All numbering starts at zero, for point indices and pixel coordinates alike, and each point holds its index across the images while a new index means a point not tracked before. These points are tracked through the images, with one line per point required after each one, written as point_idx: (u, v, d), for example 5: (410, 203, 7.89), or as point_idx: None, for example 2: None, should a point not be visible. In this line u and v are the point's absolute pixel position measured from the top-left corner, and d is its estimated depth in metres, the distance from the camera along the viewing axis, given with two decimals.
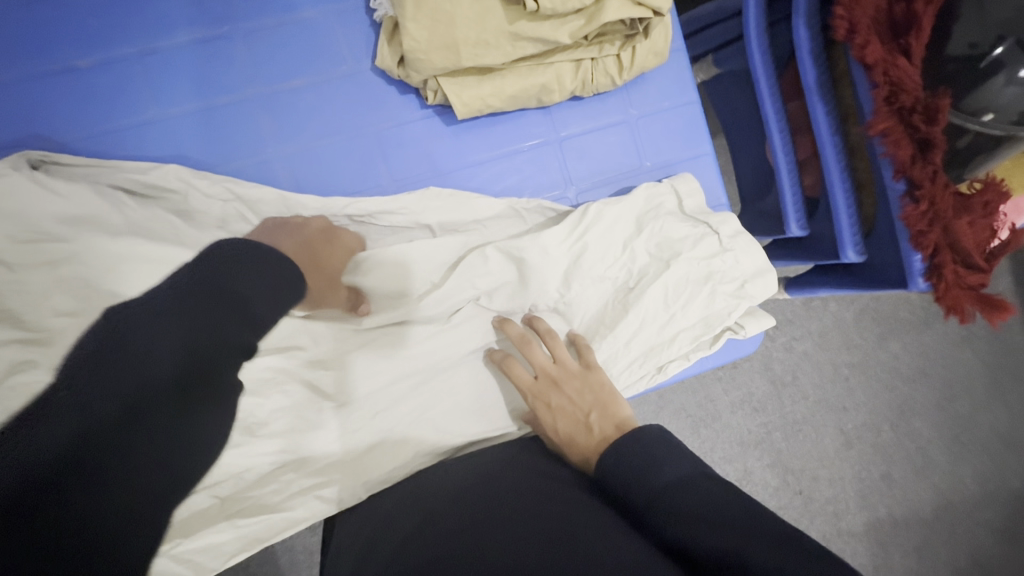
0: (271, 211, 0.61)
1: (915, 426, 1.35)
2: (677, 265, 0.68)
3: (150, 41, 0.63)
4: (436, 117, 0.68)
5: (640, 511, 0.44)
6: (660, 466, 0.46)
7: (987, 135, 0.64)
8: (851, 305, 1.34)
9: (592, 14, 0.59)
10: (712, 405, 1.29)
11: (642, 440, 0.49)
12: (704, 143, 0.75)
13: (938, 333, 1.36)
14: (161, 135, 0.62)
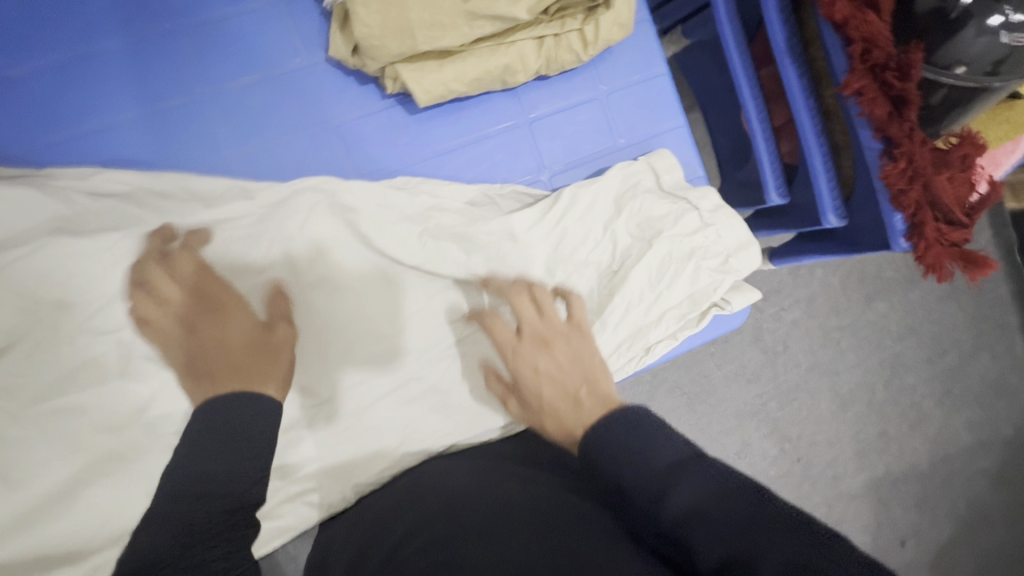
0: (230, 218, 0.59)
1: (907, 384, 1.36)
2: (660, 245, 0.66)
3: (87, 45, 0.59)
4: (399, 107, 0.66)
5: (630, 499, 0.42)
6: (649, 451, 0.43)
7: (961, 87, 0.62)
8: (836, 270, 1.34)
9: None
10: (707, 380, 1.28)
11: (626, 420, 0.46)
12: (678, 115, 0.73)
13: (923, 290, 1.36)
14: (111, 145, 0.59)
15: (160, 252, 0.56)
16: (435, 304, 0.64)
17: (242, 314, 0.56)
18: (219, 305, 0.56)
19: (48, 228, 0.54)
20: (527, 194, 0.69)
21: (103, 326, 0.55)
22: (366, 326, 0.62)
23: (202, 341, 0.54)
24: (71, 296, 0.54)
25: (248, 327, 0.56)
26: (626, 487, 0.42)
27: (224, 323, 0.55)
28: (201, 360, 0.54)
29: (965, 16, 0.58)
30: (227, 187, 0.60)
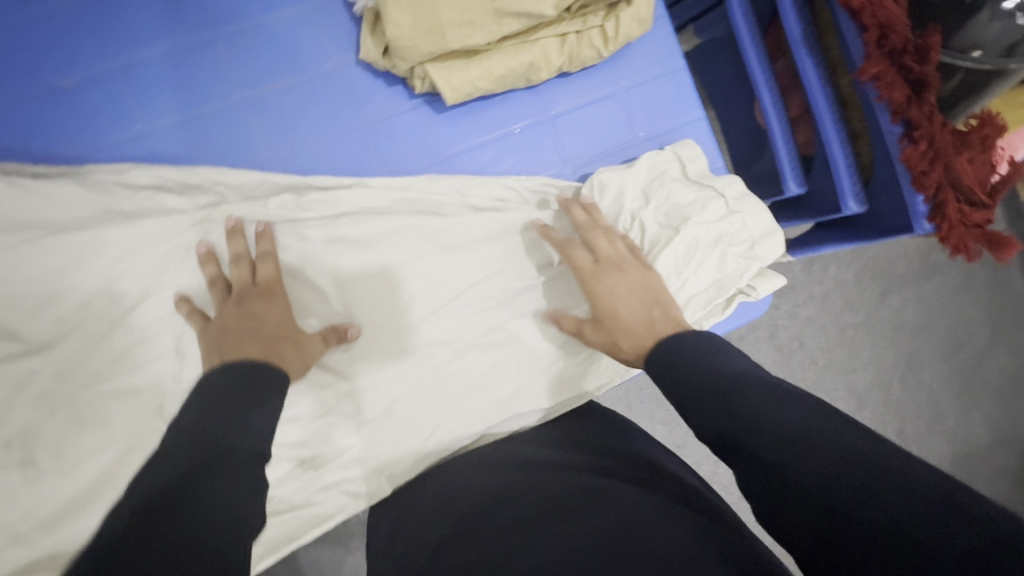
0: (267, 217, 0.62)
1: (926, 380, 1.35)
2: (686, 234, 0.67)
3: (131, 53, 0.62)
4: (426, 106, 0.68)
5: (685, 398, 0.46)
6: (710, 361, 0.47)
7: (979, 71, 0.63)
8: (851, 265, 1.34)
9: None
10: None
11: (690, 340, 0.51)
12: (696, 108, 0.75)
13: (940, 284, 1.36)
14: (153, 148, 0.62)
15: (213, 256, 0.58)
16: (460, 297, 0.66)
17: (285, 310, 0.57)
18: (267, 289, 0.58)
19: (98, 225, 0.57)
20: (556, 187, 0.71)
21: (149, 318, 0.58)
22: (395, 319, 0.64)
23: (247, 323, 0.54)
24: (119, 289, 0.58)
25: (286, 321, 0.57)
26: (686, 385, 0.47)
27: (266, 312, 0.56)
28: (245, 328, 0.54)
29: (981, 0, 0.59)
30: (262, 185, 0.63)
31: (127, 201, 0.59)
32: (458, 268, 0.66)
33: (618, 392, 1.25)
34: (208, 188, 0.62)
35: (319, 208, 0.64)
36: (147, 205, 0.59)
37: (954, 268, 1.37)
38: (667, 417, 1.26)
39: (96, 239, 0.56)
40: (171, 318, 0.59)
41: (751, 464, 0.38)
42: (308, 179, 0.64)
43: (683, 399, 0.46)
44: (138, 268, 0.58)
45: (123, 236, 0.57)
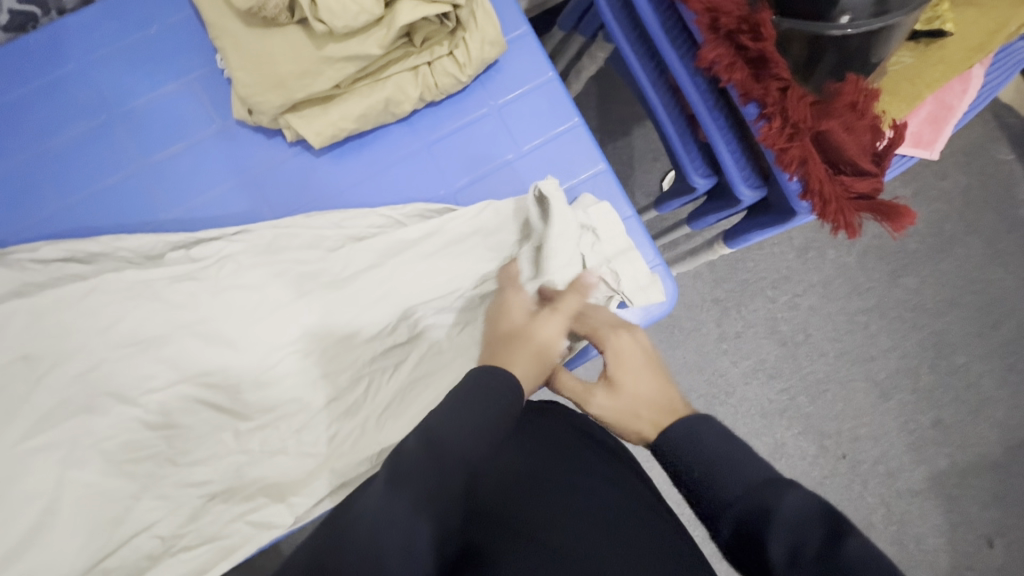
0: (160, 271, 0.67)
1: (959, 362, 1.21)
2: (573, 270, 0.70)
3: (42, 143, 0.70)
4: (305, 152, 0.72)
5: (714, 515, 0.44)
6: (740, 468, 0.44)
7: (858, 36, 0.59)
8: (852, 248, 1.24)
9: (390, 22, 0.60)
10: (723, 379, 1.19)
11: (678, 436, 0.48)
12: (573, 114, 0.75)
13: (958, 257, 1.23)
14: (66, 224, 0.69)
15: (201, 331, 0.67)
16: (352, 326, 0.69)
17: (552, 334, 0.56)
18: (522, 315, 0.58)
19: (9, 297, 0.64)
20: (446, 211, 0.71)
21: (65, 375, 0.64)
22: (294, 353, 0.68)
23: (506, 329, 0.57)
24: (37, 353, 0.64)
25: (550, 345, 0.56)
26: (716, 501, 0.44)
27: (544, 329, 0.56)
28: (502, 327, 0.58)
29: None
30: (158, 243, 0.69)
31: (39, 273, 0.66)
32: (347, 300, 0.68)
33: None
34: (110, 249, 0.68)
35: (206, 254, 0.68)
36: (56, 274, 0.66)
37: (973, 239, 1.24)
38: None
39: (10, 309, 0.64)
40: (84, 374, 0.65)
41: None
42: (199, 234, 0.69)
43: (714, 519, 0.44)
44: (56, 332, 0.65)
45: (34, 303, 0.64)
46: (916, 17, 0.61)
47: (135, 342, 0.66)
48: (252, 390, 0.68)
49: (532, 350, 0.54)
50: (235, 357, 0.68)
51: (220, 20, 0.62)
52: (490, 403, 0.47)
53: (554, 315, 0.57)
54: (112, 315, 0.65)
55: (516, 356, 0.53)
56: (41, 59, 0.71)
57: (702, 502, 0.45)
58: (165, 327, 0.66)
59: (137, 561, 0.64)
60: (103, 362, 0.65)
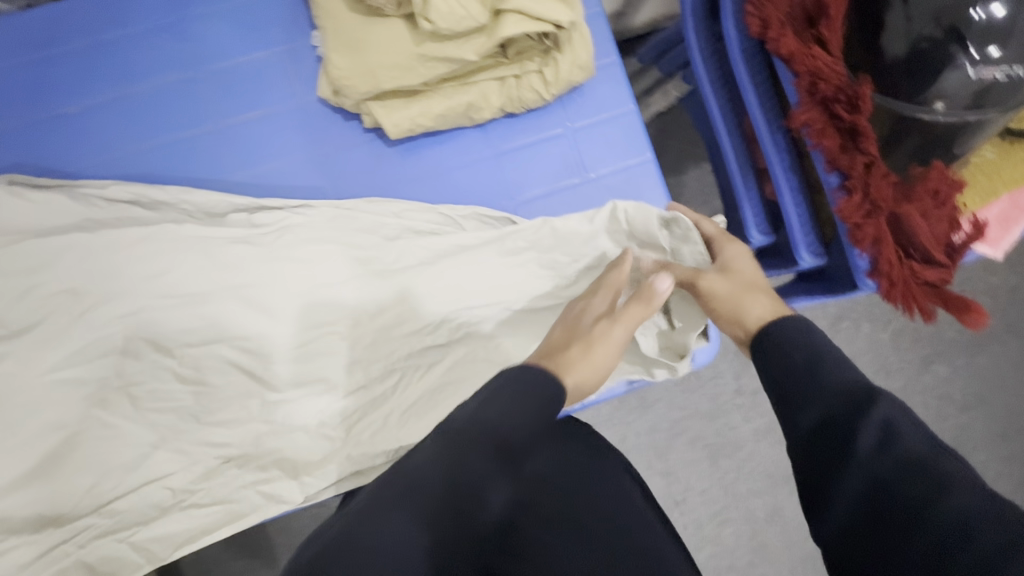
0: (219, 231, 0.67)
1: (977, 462, 1.18)
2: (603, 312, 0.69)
3: (130, 86, 0.72)
4: (379, 141, 0.73)
5: (810, 400, 0.46)
6: (837, 373, 0.46)
7: (948, 124, 0.58)
8: (886, 325, 1.21)
9: (492, 31, 0.60)
10: (733, 433, 1.17)
11: (795, 326, 0.53)
12: (647, 150, 0.75)
13: (994, 356, 1.21)
14: (138, 166, 0.71)
15: (245, 293, 0.67)
16: (390, 318, 0.68)
17: (614, 347, 0.62)
18: (607, 314, 0.63)
19: (72, 229, 0.66)
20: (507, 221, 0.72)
21: (107, 315, 0.65)
22: (330, 332, 0.68)
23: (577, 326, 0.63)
24: (85, 288, 0.65)
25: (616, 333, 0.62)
26: (815, 390, 0.46)
27: (609, 343, 0.61)
28: (571, 321, 0.63)
29: (955, 30, 0.52)
30: (222, 202, 0.69)
31: (103, 211, 0.67)
32: (393, 291, 0.68)
33: (614, 437, 1.17)
34: (173, 199, 0.69)
35: (267, 223, 0.68)
36: (119, 215, 0.67)
37: (1013, 340, 1.21)
38: (666, 469, 1.16)
39: (71, 241, 0.65)
40: (126, 318, 0.66)
41: (872, 493, 0.40)
42: (262, 201, 0.70)
43: (808, 404, 0.46)
44: (104, 270, 0.65)
45: (93, 240, 0.65)
46: (1011, 115, 0.59)
47: (178, 295, 0.66)
48: (281, 362, 0.68)
49: (589, 365, 0.60)
50: (273, 327, 0.68)
51: (327, 2, 0.63)
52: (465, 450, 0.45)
53: (646, 301, 0.63)
54: (163, 265, 0.66)
55: (571, 367, 0.59)
56: (143, 7, 0.73)
57: (802, 392, 0.47)
58: (209, 285, 0.67)
59: (148, 508, 0.65)
60: (145, 308, 0.66)
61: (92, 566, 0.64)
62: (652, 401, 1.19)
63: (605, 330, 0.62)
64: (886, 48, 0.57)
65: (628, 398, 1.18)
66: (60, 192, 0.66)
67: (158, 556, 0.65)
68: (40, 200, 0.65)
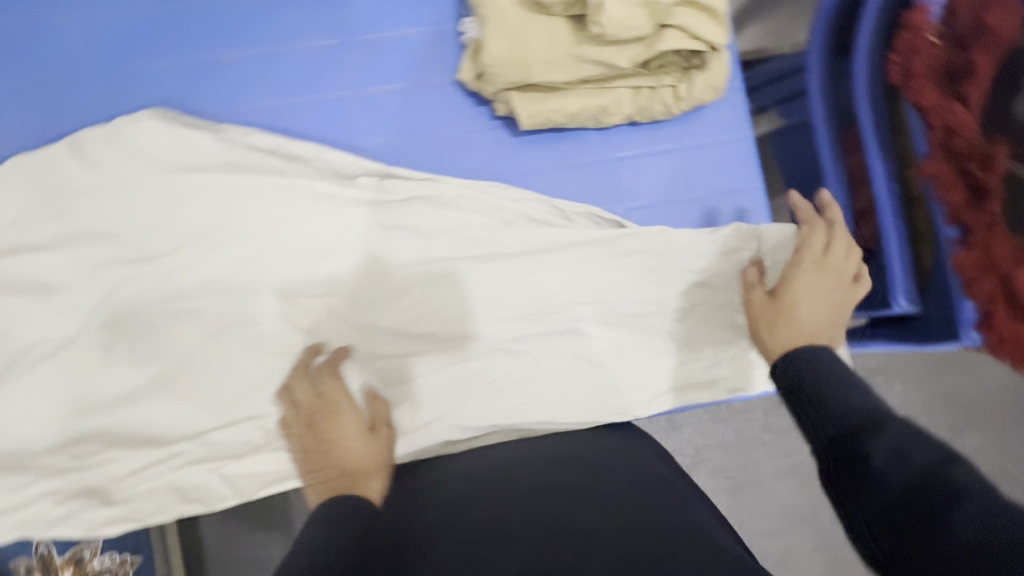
0: (348, 192, 0.71)
1: None
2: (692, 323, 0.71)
3: (281, 43, 0.75)
4: (504, 129, 0.76)
5: (830, 419, 0.48)
6: (848, 397, 0.48)
7: None
8: None
9: (651, 43, 0.63)
10: (756, 469, 1.17)
11: (821, 353, 0.53)
12: (756, 178, 0.78)
13: None
14: (277, 120, 0.74)
15: (360, 258, 0.71)
16: (491, 299, 0.72)
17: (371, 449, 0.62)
18: (330, 406, 0.64)
19: (213, 168, 0.69)
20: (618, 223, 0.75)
21: (229, 255, 0.68)
22: (432, 305, 0.71)
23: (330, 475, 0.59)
24: (215, 226, 0.68)
25: (372, 445, 0.62)
26: (834, 410, 0.48)
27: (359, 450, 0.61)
28: (314, 455, 0.62)
29: None
30: (351, 166, 0.73)
31: (244, 157, 0.70)
32: (497, 275, 0.72)
33: None
34: (307, 155, 0.72)
35: (392, 193, 0.72)
36: (254, 162, 0.70)
37: None
38: None
39: (210, 180, 0.68)
40: (248, 261, 0.69)
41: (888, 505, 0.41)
42: (392, 169, 0.73)
43: (830, 420, 0.48)
44: (237, 211, 0.68)
45: (231, 182, 0.69)
46: None
47: (298, 247, 0.70)
48: (380, 328, 0.71)
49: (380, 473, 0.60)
50: (379, 293, 0.71)
51: None
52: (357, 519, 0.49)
53: (356, 411, 0.64)
54: (290, 216, 0.69)
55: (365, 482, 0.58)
56: None
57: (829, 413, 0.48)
58: (329, 241, 0.70)
59: (241, 443, 0.68)
60: (266, 255, 0.69)
61: (183, 490, 0.67)
62: (680, 424, 1.18)
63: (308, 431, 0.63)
64: (1017, 109, 0.63)
65: (657, 418, 1.17)
66: (206, 133, 0.70)
67: (244, 491, 0.68)
68: (190, 138, 0.69)
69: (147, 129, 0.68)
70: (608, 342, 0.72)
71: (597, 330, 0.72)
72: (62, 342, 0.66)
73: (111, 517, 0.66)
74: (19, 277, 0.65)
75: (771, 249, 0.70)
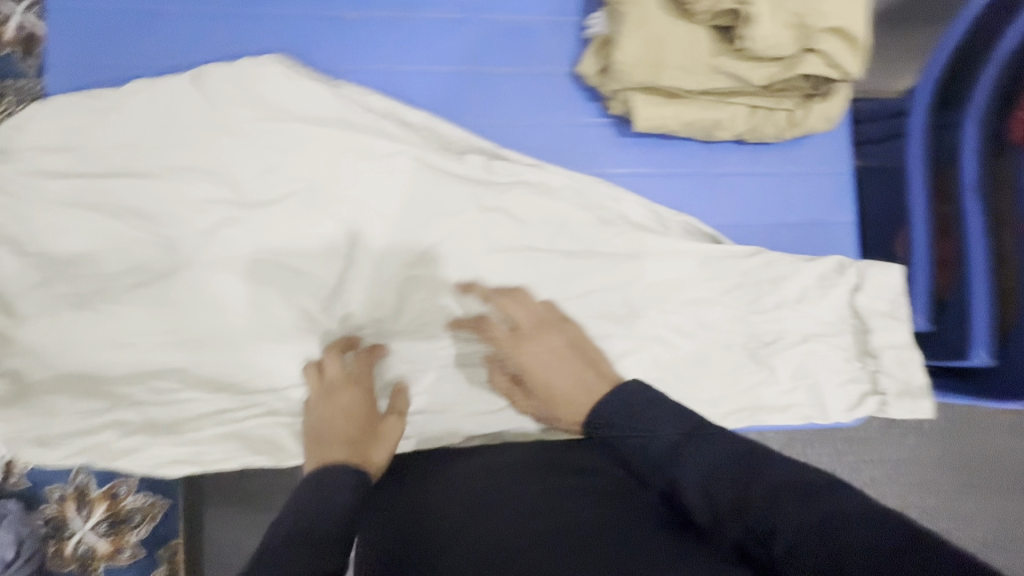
0: (456, 167, 0.71)
1: None
2: (774, 347, 0.71)
3: (406, 10, 0.75)
4: (611, 129, 0.77)
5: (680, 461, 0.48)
6: (647, 442, 0.49)
7: None
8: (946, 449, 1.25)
9: (790, 65, 0.63)
10: None
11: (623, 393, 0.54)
12: (847, 212, 0.79)
13: None
14: (391, 86, 0.74)
15: (457, 235, 0.70)
16: (579, 294, 0.72)
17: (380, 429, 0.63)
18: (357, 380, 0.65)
19: (327, 122, 0.69)
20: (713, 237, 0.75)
21: (328, 211, 0.68)
22: (520, 292, 0.71)
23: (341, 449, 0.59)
24: (321, 182, 0.68)
25: (383, 426, 0.63)
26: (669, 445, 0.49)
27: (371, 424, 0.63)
28: (334, 426, 0.60)
29: None
30: (459, 141, 0.72)
31: (358, 116, 0.70)
32: (588, 271, 0.72)
33: None
34: (419, 124, 0.72)
35: (497, 176, 0.72)
36: (366, 123, 0.70)
37: None
38: None
39: (324, 135, 0.68)
40: (347, 220, 0.68)
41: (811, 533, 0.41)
42: (503, 150, 0.73)
43: (674, 462, 0.48)
44: (346, 169, 0.68)
45: (343, 139, 0.68)
46: None
47: (399, 215, 0.70)
48: (465, 307, 0.70)
49: (383, 448, 0.61)
50: (469, 272, 0.70)
51: None
52: (317, 532, 0.46)
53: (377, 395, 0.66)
54: (397, 182, 0.69)
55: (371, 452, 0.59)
56: None
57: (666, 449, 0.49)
58: (430, 211, 0.70)
59: None
60: (367, 217, 0.69)
61: (249, 441, 0.65)
62: None
63: (331, 390, 0.64)
64: None
65: None
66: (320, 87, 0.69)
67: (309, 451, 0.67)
68: (306, 90, 0.68)
69: (265, 73, 0.67)
70: (687, 353, 0.72)
71: (677, 340, 0.72)
72: (156, 273, 0.65)
73: (172, 458, 0.63)
74: (118, 202, 0.64)
75: (872, 287, 0.69)
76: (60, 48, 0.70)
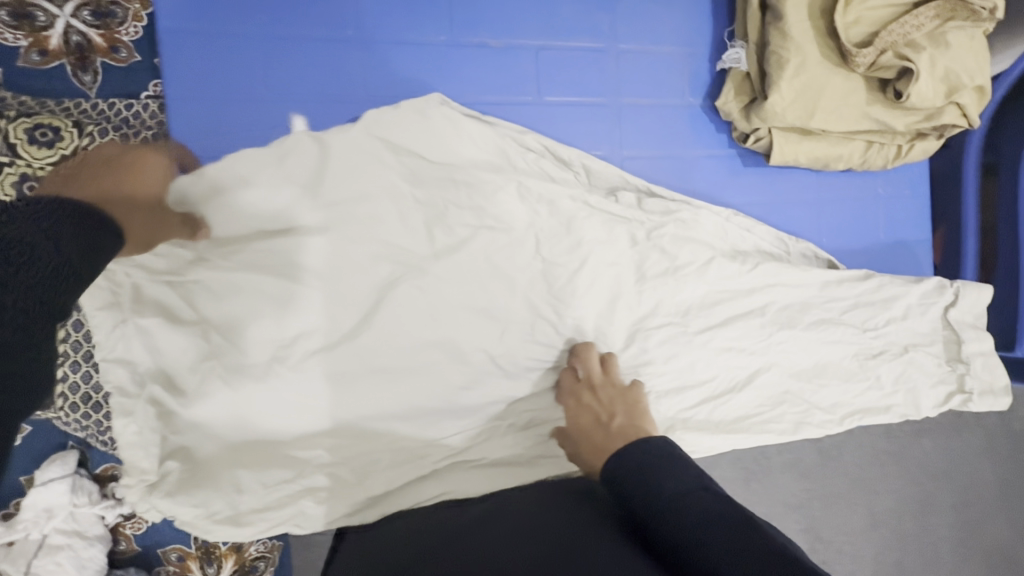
0: (611, 204, 0.72)
1: None
2: (884, 358, 0.81)
3: (550, 38, 0.73)
4: (737, 160, 0.80)
5: (684, 509, 0.47)
6: (659, 479, 0.50)
7: None
8: None
9: (932, 114, 0.72)
10: None
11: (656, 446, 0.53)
12: (924, 232, 0.90)
13: None
14: (537, 118, 0.73)
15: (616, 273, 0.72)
16: (723, 321, 0.76)
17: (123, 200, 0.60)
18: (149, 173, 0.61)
19: (486, 166, 0.68)
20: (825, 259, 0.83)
21: (498, 255, 0.67)
22: (672, 324, 0.74)
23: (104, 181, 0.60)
24: (491, 225, 0.67)
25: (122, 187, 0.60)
26: (691, 498, 0.48)
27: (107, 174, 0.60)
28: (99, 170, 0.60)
29: None
30: (609, 177, 0.73)
31: (520, 158, 0.70)
32: (728, 299, 0.76)
33: None
34: (573, 160, 0.72)
35: (646, 210, 0.74)
36: (525, 163, 0.69)
37: None
38: None
39: (492, 179, 0.67)
40: (519, 264, 0.68)
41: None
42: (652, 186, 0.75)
43: (664, 497, 0.48)
44: (510, 214, 0.68)
45: (509, 181, 0.68)
46: None
47: (563, 256, 0.69)
48: (626, 344, 0.72)
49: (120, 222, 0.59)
50: (625, 308, 0.72)
51: (802, 35, 0.68)
52: None
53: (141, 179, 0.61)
54: (562, 221, 0.69)
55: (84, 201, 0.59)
56: None
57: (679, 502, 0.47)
58: (587, 248, 0.70)
59: (499, 448, 0.67)
60: (534, 260, 0.69)
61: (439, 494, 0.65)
62: None
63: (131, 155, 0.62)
64: None
65: None
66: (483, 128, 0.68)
67: None
68: (472, 133, 0.68)
69: (438, 113, 0.67)
70: (812, 369, 0.79)
71: (802, 359, 0.79)
72: (331, 333, 0.62)
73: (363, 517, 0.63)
74: (288, 257, 0.61)
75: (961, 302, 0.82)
76: (188, 96, 0.64)
